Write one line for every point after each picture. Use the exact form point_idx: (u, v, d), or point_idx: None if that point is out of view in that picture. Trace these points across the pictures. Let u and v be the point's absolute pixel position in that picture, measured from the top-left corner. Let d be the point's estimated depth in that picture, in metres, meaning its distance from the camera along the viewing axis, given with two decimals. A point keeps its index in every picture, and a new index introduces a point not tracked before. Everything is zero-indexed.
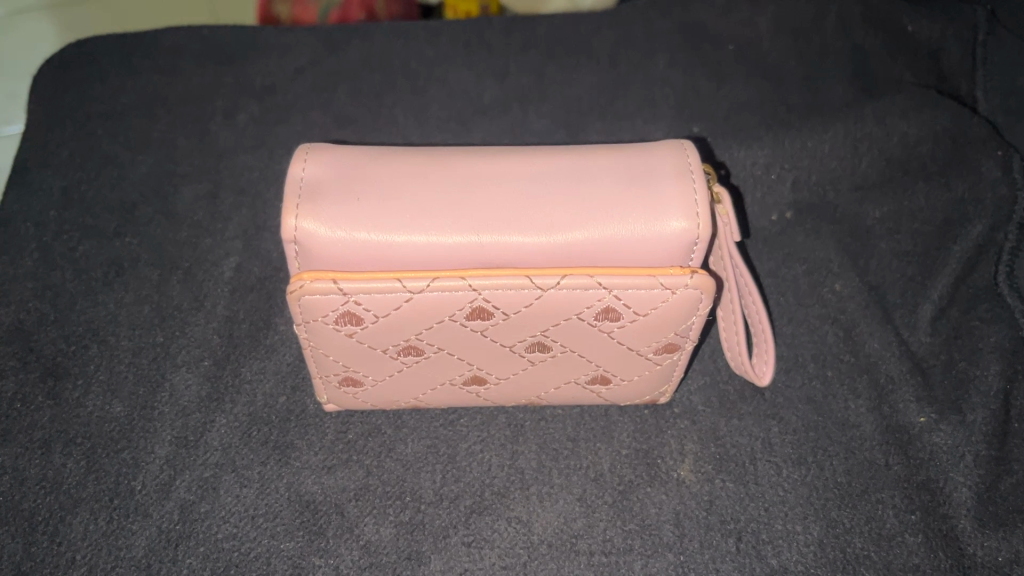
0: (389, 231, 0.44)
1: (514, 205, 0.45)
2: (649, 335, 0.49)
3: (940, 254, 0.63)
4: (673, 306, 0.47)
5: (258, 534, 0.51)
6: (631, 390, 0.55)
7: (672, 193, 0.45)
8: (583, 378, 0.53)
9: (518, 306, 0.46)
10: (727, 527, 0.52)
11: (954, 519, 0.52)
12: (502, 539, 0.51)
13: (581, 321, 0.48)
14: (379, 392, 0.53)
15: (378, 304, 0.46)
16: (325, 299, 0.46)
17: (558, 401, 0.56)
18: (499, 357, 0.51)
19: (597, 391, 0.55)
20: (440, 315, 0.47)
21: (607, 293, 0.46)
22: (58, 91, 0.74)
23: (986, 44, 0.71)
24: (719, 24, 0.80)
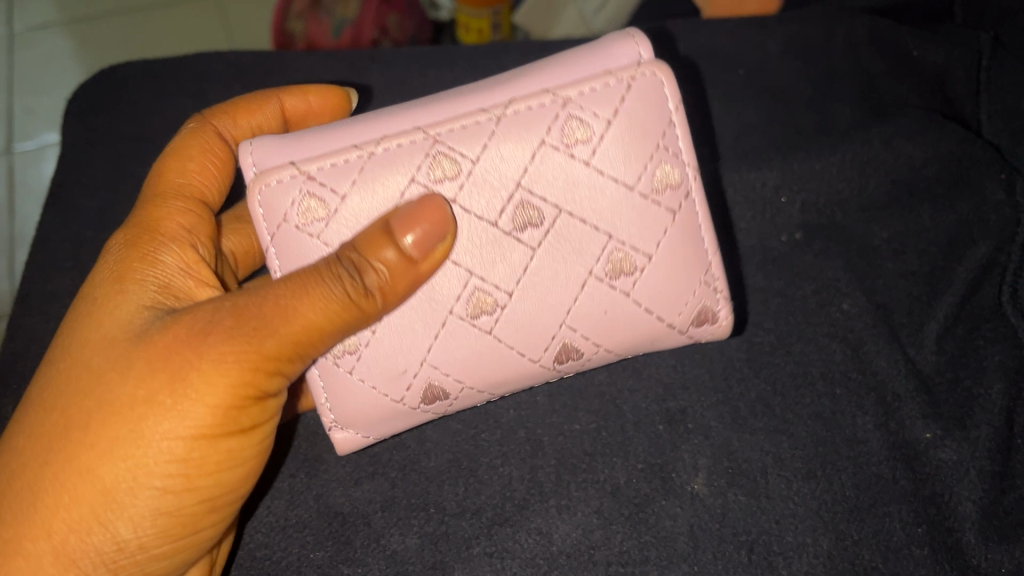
0: (336, 128, 0.49)
1: (447, 97, 0.50)
2: (633, 153, 0.49)
3: (945, 275, 0.65)
4: (636, 98, 0.49)
5: (289, 544, 0.55)
6: (662, 279, 0.52)
7: (598, 40, 0.51)
8: (598, 268, 0.51)
9: (482, 142, 0.48)
10: (739, 539, 0.55)
11: (959, 533, 0.54)
12: (522, 550, 0.54)
13: (553, 148, 0.49)
14: (376, 356, 0.51)
15: (336, 174, 0.48)
16: (281, 184, 0.47)
17: (583, 329, 0.52)
18: (490, 248, 0.50)
19: (623, 296, 0.52)
20: (404, 179, 0.48)
21: (561, 106, 0.48)
22: (92, 118, 0.77)
23: (989, 67, 0.73)
24: (728, 46, 0.80)
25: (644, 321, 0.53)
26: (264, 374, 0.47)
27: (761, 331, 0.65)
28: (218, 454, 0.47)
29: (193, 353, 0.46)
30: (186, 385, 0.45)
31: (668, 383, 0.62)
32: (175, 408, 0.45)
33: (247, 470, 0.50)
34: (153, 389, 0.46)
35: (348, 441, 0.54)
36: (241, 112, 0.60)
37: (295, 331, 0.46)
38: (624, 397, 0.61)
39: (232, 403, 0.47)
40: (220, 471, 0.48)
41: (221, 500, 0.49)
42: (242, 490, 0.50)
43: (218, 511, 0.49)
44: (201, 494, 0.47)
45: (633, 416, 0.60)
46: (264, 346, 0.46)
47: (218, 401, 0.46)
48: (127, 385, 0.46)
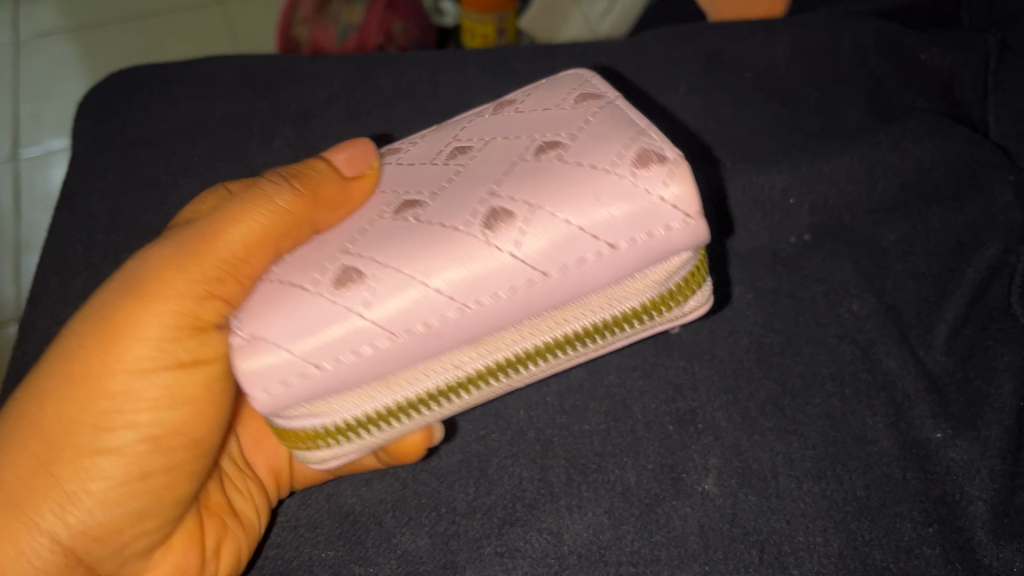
0: None
1: None
2: (550, 92, 0.49)
3: (954, 276, 0.65)
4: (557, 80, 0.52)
5: (301, 544, 0.56)
6: (593, 139, 0.44)
7: None
8: (525, 153, 0.45)
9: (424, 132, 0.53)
10: (750, 538, 0.55)
11: (970, 532, 0.54)
12: (533, 550, 0.54)
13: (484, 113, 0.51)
14: (289, 265, 0.46)
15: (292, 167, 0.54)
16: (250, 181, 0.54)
17: (536, 218, 0.42)
18: (421, 176, 0.48)
19: (557, 165, 0.43)
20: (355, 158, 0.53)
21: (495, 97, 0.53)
22: (104, 124, 0.78)
23: (997, 70, 0.72)
24: (736, 50, 0.79)
25: (593, 183, 0.42)
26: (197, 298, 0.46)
27: (770, 332, 0.65)
28: (159, 390, 0.47)
29: (126, 293, 0.47)
30: (117, 322, 0.46)
31: (678, 384, 0.62)
32: (104, 343, 0.46)
33: (205, 415, 0.48)
34: (92, 332, 0.47)
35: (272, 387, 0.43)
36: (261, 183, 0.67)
37: (219, 253, 0.47)
38: (634, 398, 0.62)
39: (166, 332, 0.46)
40: (163, 408, 0.47)
41: (176, 443, 0.48)
42: (201, 434, 0.49)
43: (175, 457, 0.48)
44: (144, 429, 0.47)
45: (643, 417, 0.60)
46: (191, 270, 0.47)
47: (151, 333, 0.46)
48: (73, 338, 0.48)
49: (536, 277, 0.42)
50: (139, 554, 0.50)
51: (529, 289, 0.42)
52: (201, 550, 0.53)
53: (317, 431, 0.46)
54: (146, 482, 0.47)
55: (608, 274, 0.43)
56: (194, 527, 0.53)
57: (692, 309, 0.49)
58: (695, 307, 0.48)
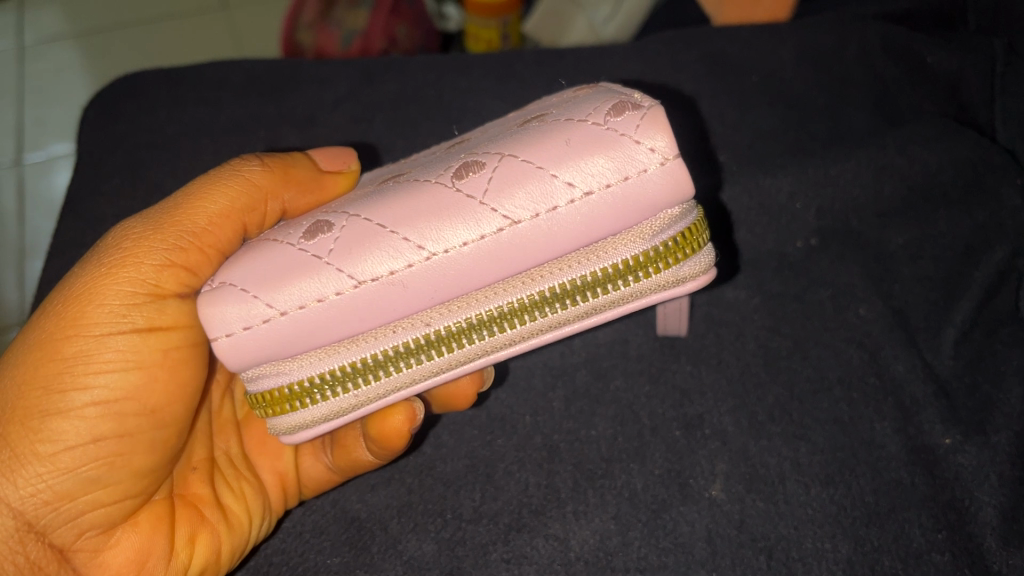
0: None
1: None
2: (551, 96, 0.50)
3: (962, 280, 0.64)
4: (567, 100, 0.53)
5: (305, 550, 0.55)
6: (583, 101, 0.43)
7: None
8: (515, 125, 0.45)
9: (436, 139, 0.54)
10: (758, 544, 0.54)
11: (979, 538, 0.54)
12: (539, 557, 0.54)
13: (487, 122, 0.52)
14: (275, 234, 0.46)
15: None
16: None
17: (506, 164, 0.41)
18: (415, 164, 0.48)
19: (539, 124, 0.43)
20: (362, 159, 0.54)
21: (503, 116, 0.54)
22: (110, 129, 0.77)
23: (1004, 74, 0.73)
24: (743, 53, 0.79)
25: (568, 131, 0.41)
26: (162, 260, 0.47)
27: (778, 336, 0.64)
28: (110, 351, 0.46)
29: (87, 265, 0.48)
30: (74, 288, 0.47)
31: (686, 389, 0.62)
32: (67, 305, 0.46)
33: (161, 382, 0.47)
34: (52, 302, 0.47)
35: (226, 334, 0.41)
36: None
37: (188, 222, 0.48)
38: (642, 402, 0.61)
39: (118, 295, 0.46)
40: (114, 370, 0.46)
41: (127, 408, 0.46)
42: (157, 402, 0.47)
43: (128, 425, 0.47)
44: (93, 390, 0.46)
45: (650, 422, 0.60)
46: (148, 238, 0.48)
47: (107, 297, 0.46)
48: (37, 314, 0.48)
49: (504, 222, 0.40)
50: (96, 528, 0.48)
51: (495, 235, 0.40)
52: (169, 533, 0.50)
53: (282, 392, 0.44)
54: (95, 447, 0.46)
55: (581, 223, 0.41)
56: (162, 509, 0.51)
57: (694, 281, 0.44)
58: (695, 276, 0.44)
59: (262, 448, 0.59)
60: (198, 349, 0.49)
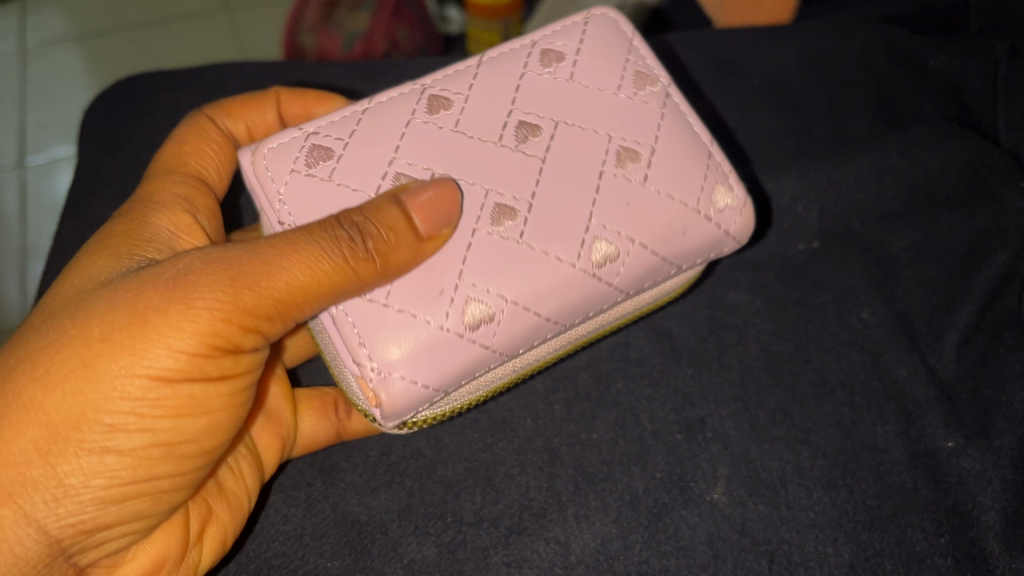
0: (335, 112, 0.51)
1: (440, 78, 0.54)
2: (600, 61, 0.53)
3: (965, 284, 0.64)
4: (594, 33, 0.54)
5: (306, 553, 0.55)
6: (672, 164, 0.51)
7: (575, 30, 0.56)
8: (609, 163, 0.50)
9: (468, 82, 0.51)
10: (759, 548, 0.54)
11: (982, 542, 0.54)
12: (540, 560, 0.54)
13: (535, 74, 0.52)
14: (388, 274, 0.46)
15: (336, 128, 0.49)
16: (286, 146, 0.48)
17: (630, 248, 0.49)
18: (495, 157, 0.49)
19: (642, 184, 0.50)
20: (403, 116, 0.49)
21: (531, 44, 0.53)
22: (111, 131, 0.77)
23: (1007, 77, 0.72)
24: (744, 56, 0.79)
25: (686, 222, 0.50)
26: (236, 318, 0.44)
27: (780, 339, 0.64)
28: (181, 399, 0.43)
29: (158, 291, 0.43)
30: (145, 320, 0.42)
31: (686, 392, 0.62)
32: (136, 343, 0.42)
33: (219, 425, 0.46)
34: (115, 327, 0.42)
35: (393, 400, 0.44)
36: (241, 108, 0.61)
37: (276, 286, 0.44)
38: (642, 405, 0.61)
39: (198, 347, 0.43)
40: (183, 418, 0.44)
41: (188, 452, 0.45)
42: (212, 443, 0.46)
43: (183, 466, 0.45)
44: (161, 438, 0.43)
45: (651, 425, 0.60)
46: (236, 285, 0.44)
47: (177, 347, 0.42)
48: (82, 320, 0.43)
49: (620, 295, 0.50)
50: (117, 549, 0.47)
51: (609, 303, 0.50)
52: (184, 539, 0.50)
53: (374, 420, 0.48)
54: (150, 486, 0.44)
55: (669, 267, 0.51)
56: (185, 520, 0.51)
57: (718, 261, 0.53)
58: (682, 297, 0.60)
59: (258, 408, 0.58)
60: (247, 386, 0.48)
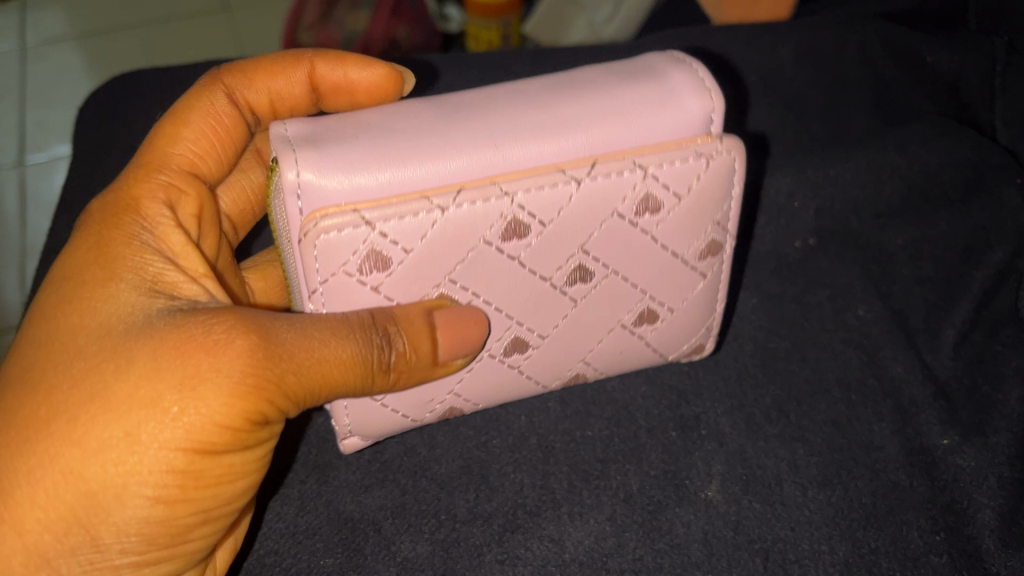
0: (402, 164, 0.44)
1: (515, 115, 0.46)
2: (692, 220, 0.52)
3: (962, 279, 0.63)
4: (707, 182, 0.50)
5: (299, 551, 0.55)
6: (676, 328, 0.57)
7: (679, 78, 0.48)
8: (628, 318, 0.55)
9: (558, 207, 0.47)
10: (754, 546, 0.54)
11: (979, 540, 0.53)
12: (534, 558, 0.54)
13: (621, 218, 0.49)
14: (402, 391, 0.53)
15: (404, 234, 0.45)
16: (346, 240, 0.44)
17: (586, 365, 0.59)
18: (539, 295, 0.51)
19: (640, 335, 0.57)
20: (470, 242, 0.47)
21: (642, 174, 0.48)
22: (107, 128, 0.77)
23: (1005, 73, 0.72)
24: (742, 52, 0.78)
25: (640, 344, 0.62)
26: (278, 402, 0.44)
27: (776, 337, 0.64)
28: (225, 473, 0.44)
29: (201, 361, 0.43)
30: (197, 393, 0.42)
31: (682, 390, 0.61)
32: (180, 417, 0.42)
33: (251, 486, 0.47)
34: (168, 399, 0.42)
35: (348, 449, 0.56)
36: (261, 72, 0.54)
37: (316, 371, 0.45)
38: (637, 403, 0.61)
39: (247, 429, 0.44)
40: (225, 489, 0.45)
41: (222, 514, 0.46)
42: (243, 501, 0.48)
43: (216, 526, 0.47)
44: (202, 508, 0.44)
45: (646, 423, 0.60)
46: (289, 369, 0.44)
47: (219, 423, 0.43)
48: (120, 382, 0.43)
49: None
50: None
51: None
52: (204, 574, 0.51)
53: None
54: (185, 546, 0.46)
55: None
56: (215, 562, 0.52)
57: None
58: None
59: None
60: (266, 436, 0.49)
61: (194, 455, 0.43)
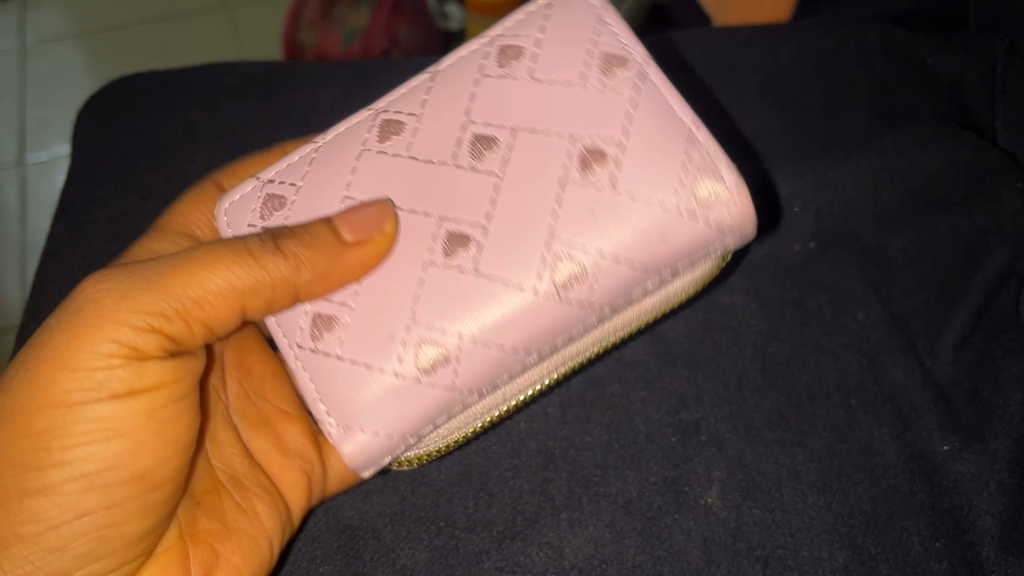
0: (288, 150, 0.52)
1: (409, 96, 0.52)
2: (568, 47, 0.46)
3: (962, 285, 0.63)
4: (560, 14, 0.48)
5: (299, 558, 0.56)
6: (651, 161, 0.43)
7: None
8: (568, 160, 0.44)
9: (422, 100, 0.49)
10: (754, 553, 0.54)
11: (977, 547, 0.54)
12: (533, 565, 0.54)
13: (489, 75, 0.47)
14: (355, 337, 0.46)
15: (290, 172, 0.50)
16: (243, 199, 0.50)
17: (566, 283, 0.44)
18: (445, 175, 0.46)
19: (613, 189, 0.43)
20: (356, 149, 0.49)
21: (488, 40, 0.49)
22: (105, 131, 0.77)
23: (1005, 75, 0.72)
24: (741, 54, 0.77)
25: (625, 203, 0.43)
26: (136, 325, 0.44)
27: (776, 341, 0.63)
28: (89, 424, 0.43)
29: (59, 322, 0.44)
30: (51, 343, 0.43)
31: (681, 395, 0.61)
32: (37, 369, 0.43)
33: (145, 447, 0.45)
34: (26, 362, 0.44)
35: (359, 453, 0.46)
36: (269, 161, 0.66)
37: None
38: (637, 409, 0.61)
39: (101, 369, 0.43)
40: (96, 442, 0.43)
41: (111, 480, 0.44)
42: (146, 467, 0.45)
43: (111, 495, 0.44)
44: (75, 467, 0.43)
45: (645, 429, 0.60)
46: (132, 294, 0.44)
47: (79, 359, 0.43)
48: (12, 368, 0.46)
49: (592, 315, 0.45)
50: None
51: (580, 325, 0.45)
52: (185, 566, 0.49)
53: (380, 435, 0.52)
54: (76, 521, 0.44)
55: (664, 266, 0.44)
56: (174, 565, 0.49)
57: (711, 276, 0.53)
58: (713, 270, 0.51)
59: (281, 456, 0.58)
60: (182, 402, 0.47)
61: (47, 408, 0.43)
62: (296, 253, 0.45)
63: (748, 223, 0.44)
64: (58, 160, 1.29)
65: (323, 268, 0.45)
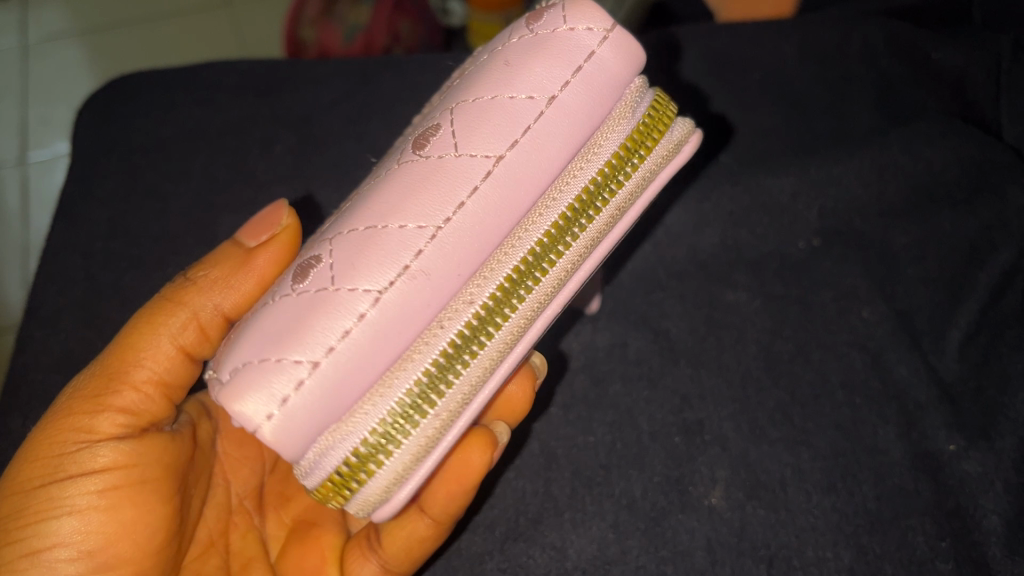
0: None
1: None
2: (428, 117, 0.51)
3: (967, 281, 0.63)
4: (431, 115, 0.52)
5: None
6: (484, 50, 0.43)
7: None
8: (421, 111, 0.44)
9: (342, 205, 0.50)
10: (759, 553, 0.54)
11: (984, 546, 0.53)
12: (536, 566, 0.55)
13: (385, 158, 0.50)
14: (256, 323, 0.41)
15: None
16: None
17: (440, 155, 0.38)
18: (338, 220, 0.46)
19: (465, 76, 0.42)
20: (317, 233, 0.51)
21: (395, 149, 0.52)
22: (103, 130, 0.77)
23: (1011, 70, 0.70)
24: (744, 49, 0.76)
25: (511, 84, 0.38)
26: (87, 403, 0.47)
27: (780, 339, 0.63)
28: (39, 501, 0.45)
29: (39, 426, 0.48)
30: (30, 443, 0.47)
31: (685, 394, 0.61)
32: (17, 466, 0.47)
33: (93, 523, 0.46)
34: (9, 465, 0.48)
35: (286, 425, 0.36)
36: None
37: (123, 360, 0.49)
38: (640, 407, 0.60)
39: (51, 451, 0.46)
40: (45, 521, 0.45)
41: (61, 558, 0.45)
42: (95, 544, 0.46)
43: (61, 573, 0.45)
44: (23, 545, 0.45)
45: (649, 428, 0.59)
46: (83, 386, 0.48)
47: (50, 448, 0.46)
48: None
49: (490, 164, 0.37)
50: None
51: (486, 178, 0.37)
52: None
53: (342, 468, 0.38)
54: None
55: (567, 133, 0.38)
56: None
57: (687, 144, 0.43)
58: (687, 139, 0.43)
59: None
60: (149, 484, 0.48)
61: (6, 496, 0.46)
62: (204, 277, 0.50)
63: (631, 47, 0.40)
64: (57, 157, 1.29)
65: (235, 281, 0.49)
